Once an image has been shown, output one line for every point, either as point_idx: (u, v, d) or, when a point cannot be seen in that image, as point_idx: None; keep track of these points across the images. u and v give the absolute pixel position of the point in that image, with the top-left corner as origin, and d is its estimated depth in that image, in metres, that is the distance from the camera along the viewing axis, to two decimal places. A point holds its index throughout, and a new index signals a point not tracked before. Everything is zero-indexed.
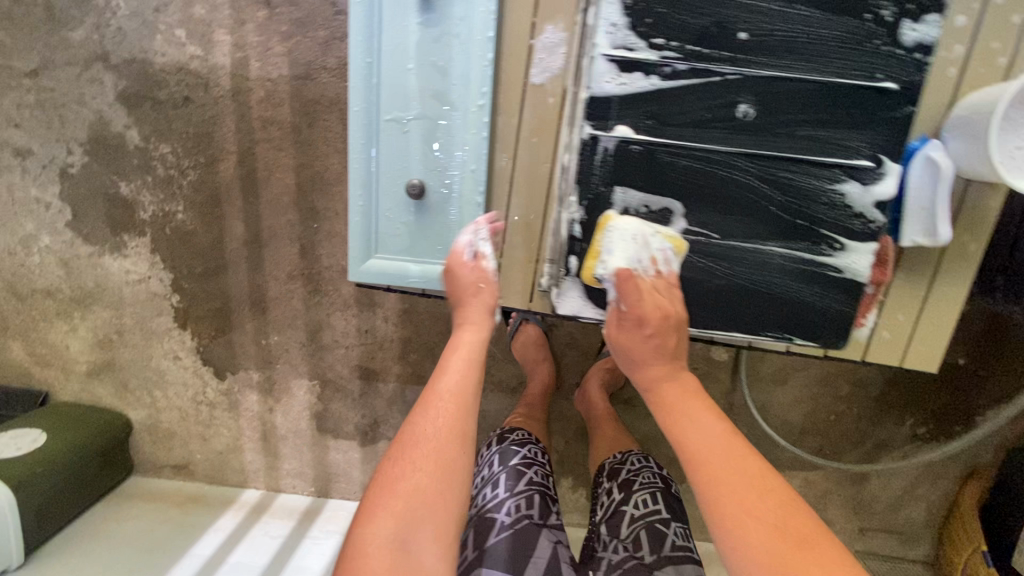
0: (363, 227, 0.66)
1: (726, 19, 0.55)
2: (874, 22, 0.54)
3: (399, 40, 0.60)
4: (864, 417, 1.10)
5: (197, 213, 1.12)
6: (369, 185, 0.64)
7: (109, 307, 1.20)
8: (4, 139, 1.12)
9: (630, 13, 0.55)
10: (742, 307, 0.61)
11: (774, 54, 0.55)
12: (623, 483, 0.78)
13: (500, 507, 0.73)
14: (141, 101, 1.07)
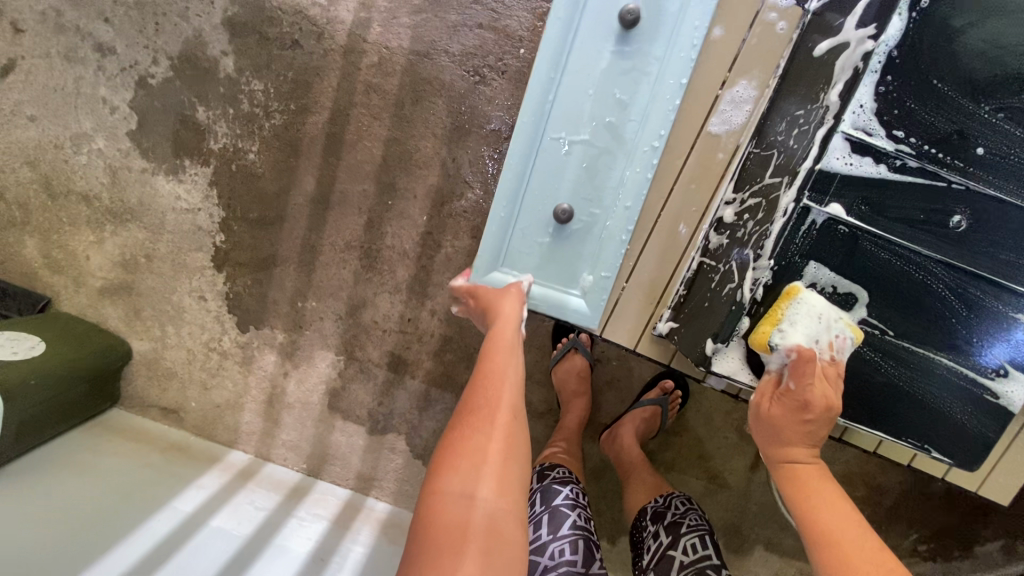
0: (496, 238, 0.67)
1: (969, 130, 0.48)
2: None
3: (587, 63, 0.61)
4: (874, 522, 1.11)
5: (270, 158, 1.08)
6: (515, 197, 0.65)
7: (145, 229, 1.13)
8: (88, 31, 1.06)
9: (881, 100, 0.48)
10: (887, 411, 0.56)
11: (1006, 176, 0.49)
12: (669, 528, 0.77)
13: (542, 549, 0.71)
14: (248, 32, 1.03)
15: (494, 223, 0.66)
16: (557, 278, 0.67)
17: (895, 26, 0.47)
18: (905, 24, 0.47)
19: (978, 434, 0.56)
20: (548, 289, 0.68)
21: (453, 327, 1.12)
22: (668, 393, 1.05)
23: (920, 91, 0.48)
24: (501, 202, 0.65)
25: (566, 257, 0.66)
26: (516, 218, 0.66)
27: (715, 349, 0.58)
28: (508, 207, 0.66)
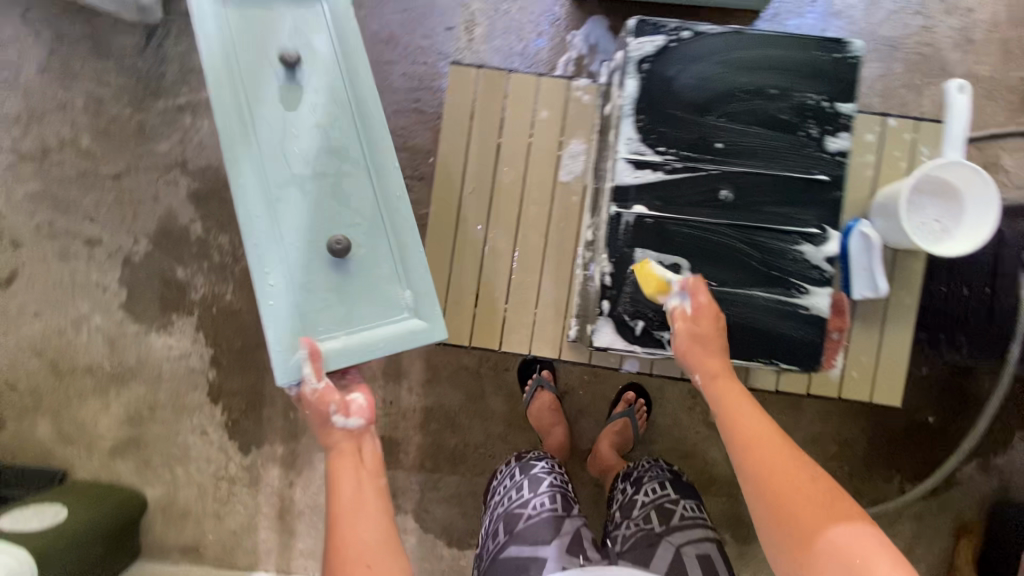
0: (290, 319, 0.80)
1: (707, 134, 0.67)
2: (805, 136, 0.67)
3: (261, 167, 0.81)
4: (855, 475, 1.19)
5: (245, 295, 1.26)
6: (290, 284, 0.80)
7: (145, 383, 1.27)
8: (78, 231, 1.27)
9: (641, 131, 0.68)
10: (738, 342, 0.70)
11: (744, 157, 0.67)
12: (635, 480, 0.97)
13: (526, 504, 0.88)
14: (210, 199, 1.25)
15: (282, 311, 0.79)
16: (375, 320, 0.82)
17: (630, 85, 0.67)
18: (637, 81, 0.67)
19: (811, 344, 0.70)
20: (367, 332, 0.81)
21: (431, 398, 1.24)
22: (632, 404, 1.17)
23: (661, 118, 0.68)
24: (269, 299, 0.79)
25: (367, 290, 0.82)
26: (300, 297, 0.80)
27: (595, 323, 0.70)
28: (292, 296, 0.80)
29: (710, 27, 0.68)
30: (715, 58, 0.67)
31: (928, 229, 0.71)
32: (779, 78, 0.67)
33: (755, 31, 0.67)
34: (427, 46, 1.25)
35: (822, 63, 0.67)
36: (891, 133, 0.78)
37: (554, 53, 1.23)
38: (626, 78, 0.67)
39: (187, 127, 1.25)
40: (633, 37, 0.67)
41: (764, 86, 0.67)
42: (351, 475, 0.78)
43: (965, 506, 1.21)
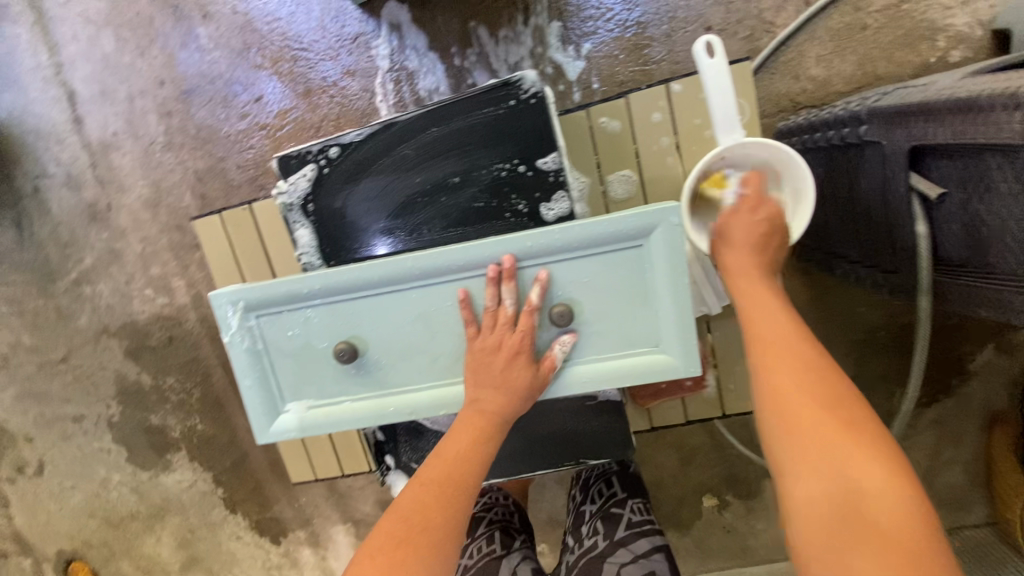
0: (282, 303, 0.58)
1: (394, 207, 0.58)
2: (506, 171, 0.55)
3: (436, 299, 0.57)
4: None
5: (211, 420, 1.34)
6: (320, 300, 0.58)
7: (178, 513, 1.43)
8: (64, 412, 1.40)
9: (314, 238, 0.59)
10: (535, 449, 0.72)
11: (442, 219, 0.58)
12: (584, 486, 0.94)
13: (465, 553, 0.88)
14: (142, 351, 1.31)
15: (281, 292, 0.57)
16: (282, 385, 0.61)
17: (303, 233, 0.58)
18: (309, 225, 0.58)
19: (616, 430, 0.70)
20: (278, 386, 0.61)
21: None
22: None
23: (352, 256, 0.59)
24: (311, 284, 0.57)
25: (317, 373, 0.61)
26: (317, 312, 0.58)
27: (392, 478, 0.76)
28: (346, 303, 0.58)
29: (357, 130, 0.57)
30: (378, 167, 0.57)
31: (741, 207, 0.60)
32: (458, 158, 0.56)
33: (410, 115, 0.57)
34: (246, 128, 1.16)
35: (511, 119, 0.54)
36: (680, 99, 0.60)
37: (366, 79, 1.10)
38: (294, 226, 0.58)
39: (91, 295, 1.29)
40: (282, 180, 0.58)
41: (444, 176, 0.56)
42: (472, 429, 0.54)
43: (994, 395, 1.04)
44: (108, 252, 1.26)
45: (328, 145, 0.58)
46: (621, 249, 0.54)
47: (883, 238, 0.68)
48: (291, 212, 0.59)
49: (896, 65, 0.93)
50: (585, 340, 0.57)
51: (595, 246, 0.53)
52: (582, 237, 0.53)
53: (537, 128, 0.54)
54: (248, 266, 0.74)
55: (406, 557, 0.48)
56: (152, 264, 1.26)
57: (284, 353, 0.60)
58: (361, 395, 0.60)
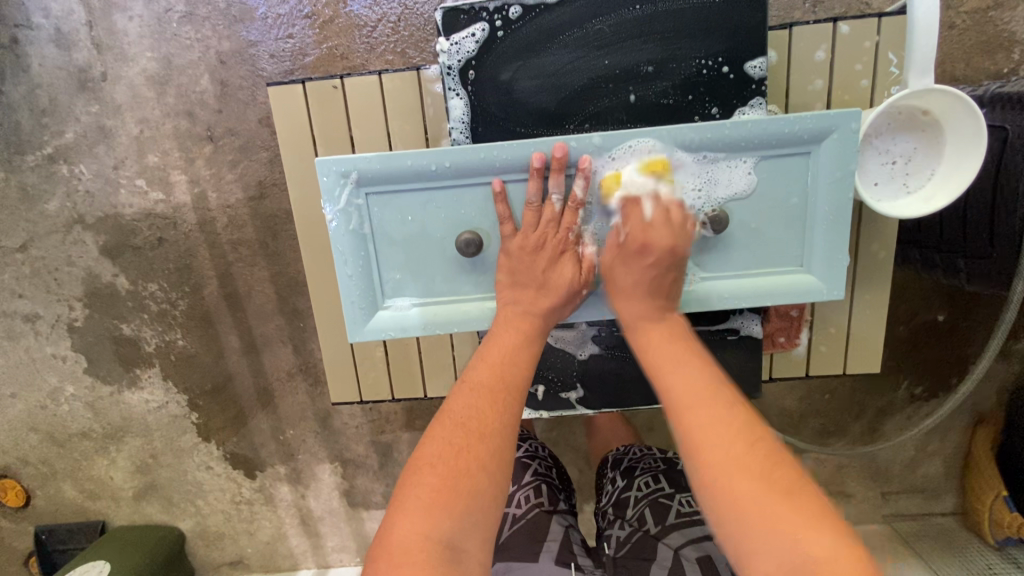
0: (406, 183, 0.55)
1: (573, 89, 0.57)
2: (700, 68, 0.56)
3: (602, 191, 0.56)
4: (858, 388, 1.13)
5: (194, 337, 1.21)
6: (452, 182, 0.55)
7: (139, 436, 1.30)
8: (13, 309, 1.22)
9: (473, 111, 0.58)
10: (653, 377, 0.67)
11: (618, 108, 0.58)
12: (625, 471, 0.82)
13: (511, 501, 0.78)
14: (122, 250, 1.16)
15: (407, 169, 0.54)
16: (385, 277, 0.58)
17: (458, 103, 0.58)
18: (464, 96, 0.58)
19: (751, 367, 0.65)
20: (382, 276, 0.58)
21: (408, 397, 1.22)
22: None
23: (509, 137, 0.58)
24: (445, 162, 0.54)
25: (430, 268, 0.58)
26: (444, 196, 0.56)
27: None
28: (481, 189, 0.56)
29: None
30: (563, 41, 0.57)
31: (912, 125, 0.55)
32: (656, 46, 0.56)
33: None
34: (286, 13, 1.03)
35: (723, 11, 0.55)
36: (845, 42, 0.60)
37: None
38: (449, 93, 0.58)
39: (68, 178, 1.12)
40: (446, 36, 0.56)
41: (637, 63, 0.57)
42: (520, 332, 0.53)
43: (984, 397, 1.13)
44: (97, 130, 1.09)
45: (507, 4, 0.56)
46: (784, 157, 0.55)
47: (979, 221, 0.69)
48: (448, 77, 0.58)
49: (973, 69, 0.94)
50: (735, 255, 0.58)
51: (763, 151, 0.55)
52: (755, 138, 0.54)
53: (747, 25, 0.55)
54: (328, 147, 0.66)
55: (473, 472, 0.44)
56: (149, 152, 1.10)
57: (394, 240, 0.57)
58: (480, 291, 0.59)
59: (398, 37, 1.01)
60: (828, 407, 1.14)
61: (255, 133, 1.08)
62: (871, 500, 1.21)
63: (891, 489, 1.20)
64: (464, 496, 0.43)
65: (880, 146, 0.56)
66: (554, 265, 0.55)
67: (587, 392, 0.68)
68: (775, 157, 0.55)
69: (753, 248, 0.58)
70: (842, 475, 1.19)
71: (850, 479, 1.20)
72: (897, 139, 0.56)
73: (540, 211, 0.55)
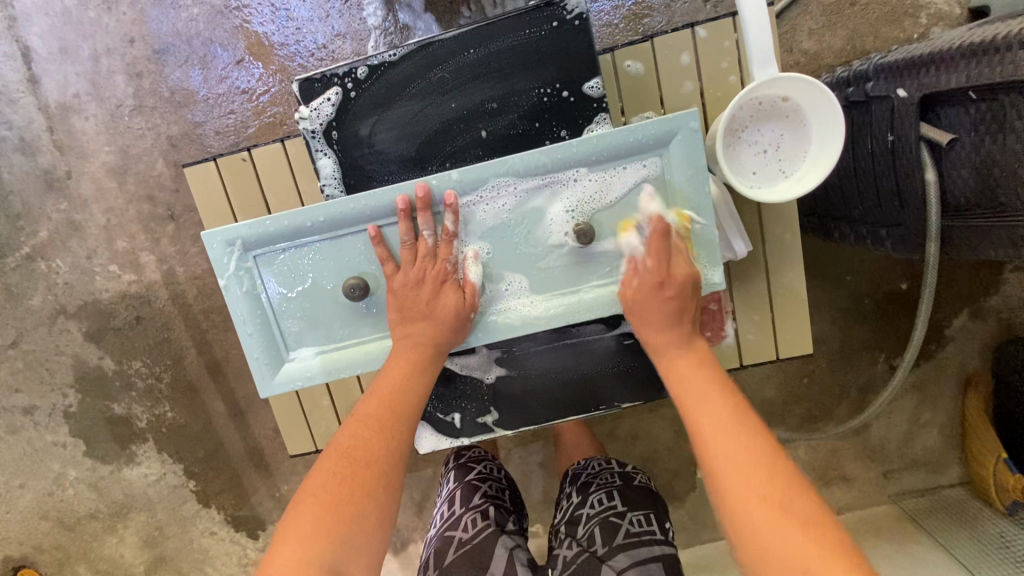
0: (286, 241, 0.58)
1: (429, 134, 0.61)
2: (540, 97, 0.59)
3: (468, 221, 0.59)
4: (834, 368, 1.11)
5: (181, 406, 1.25)
6: (330, 234, 0.58)
7: (143, 510, 1.33)
8: (12, 403, 1.28)
9: (342, 168, 0.62)
10: (578, 386, 0.69)
11: (472, 144, 0.61)
12: (580, 487, 0.85)
13: (457, 524, 0.81)
14: (104, 333, 1.21)
15: (284, 228, 0.57)
16: (286, 330, 0.61)
17: (326, 162, 0.62)
18: (331, 154, 0.62)
19: (652, 370, 0.67)
20: (282, 331, 0.61)
21: None
22: None
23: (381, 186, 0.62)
24: (317, 217, 0.57)
25: (326, 316, 0.61)
26: (324, 249, 0.59)
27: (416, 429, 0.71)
28: (358, 236, 0.59)
29: (390, 53, 0.60)
30: (410, 92, 0.60)
31: (774, 113, 0.57)
32: (495, 83, 0.60)
33: (446, 36, 0.60)
34: (225, 92, 1.10)
35: (552, 41, 0.58)
36: (706, 44, 0.63)
37: (357, 43, 1.06)
38: (317, 154, 0.61)
39: (47, 273, 1.19)
40: (305, 103, 0.60)
41: (482, 101, 0.60)
42: (411, 362, 0.57)
43: (966, 358, 1.10)
44: (68, 225, 1.16)
45: (355, 66, 0.60)
46: (636, 163, 0.57)
47: (888, 190, 0.70)
48: (313, 140, 0.61)
49: (881, 41, 0.96)
50: (610, 262, 0.60)
51: (615, 161, 0.57)
52: (604, 151, 0.57)
53: (577, 51, 0.58)
54: (243, 213, 0.70)
55: (356, 498, 0.51)
56: (118, 238, 1.17)
57: (288, 296, 0.60)
58: (375, 331, 0.61)
59: None
60: (807, 391, 1.13)
61: None
62: (874, 482, 1.16)
63: (892, 467, 1.16)
64: (346, 520, 0.50)
65: (749, 139, 0.58)
66: (435, 299, 0.58)
67: (503, 414, 0.69)
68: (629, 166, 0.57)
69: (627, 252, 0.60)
70: (838, 459, 1.16)
71: (847, 463, 1.17)
72: (765, 129, 0.57)
73: (415, 248, 0.58)
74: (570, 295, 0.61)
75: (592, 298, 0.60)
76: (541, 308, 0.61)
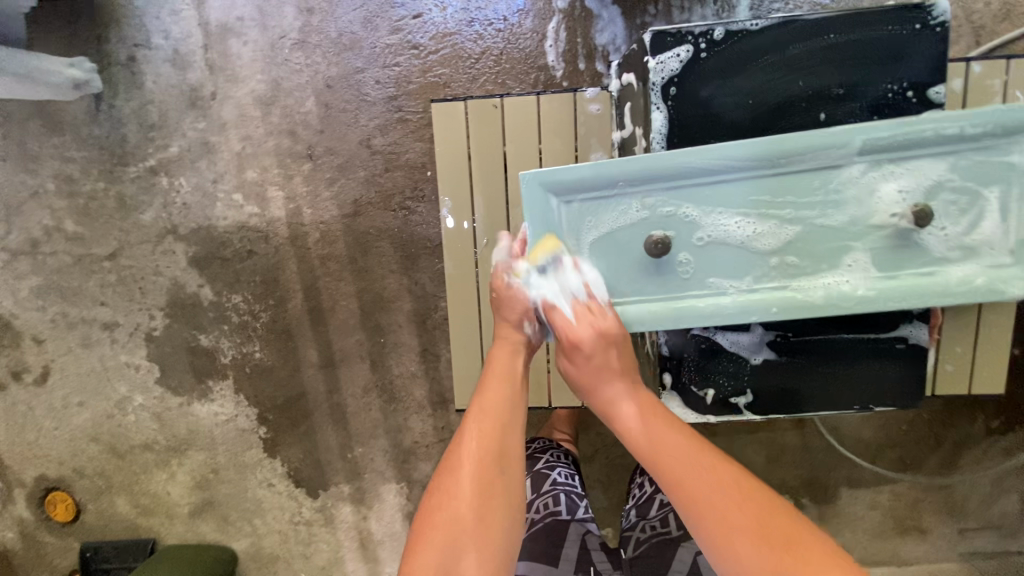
0: (607, 191, 0.64)
1: (768, 108, 0.64)
2: (884, 93, 0.63)
3: (803, 183, 0.63)
4: (935, 421, 1.14)
5: (272, 350, 1.22)
6: (666, 183, 0.63)
7: (203, 449, 1.28)
8: (93, 317, 1.24)
9: (671, 126, 0.64)
10: (837, 381, 0.69)
11: (807, 123, 0.64)
12: (653, 477, 0.89)
13: (529, 507, 0.83)
14: (211, 261, 1.18)
15: (609, 177, 0.63)
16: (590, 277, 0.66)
17: (658, 117, 0.64)
18: (664, 109, 0.64)
19: (914, 376, 0.69)
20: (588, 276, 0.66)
21: None
22: None
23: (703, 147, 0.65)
24: (644, 171, 0.63)
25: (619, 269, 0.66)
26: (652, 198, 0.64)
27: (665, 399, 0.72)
28: (693, 186, 0.63)
29: (750, 22, 0.63)
30: (759, 64, 0.63)
31: None
32: (848, 70, 0.62)
33: (810, 15, 0.62)
34: (394, 44, 1.09)
35: (911, 42, 0.62)
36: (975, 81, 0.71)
37: (538, 21, 1.07)
38: (653, 107, 0.64)
39: (166, 190, 1.16)
40: (654, 56, 0.63)
41: (829, 85, 0.63)
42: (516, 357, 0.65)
43: None
44: (201, 146, 1.14)
45: (713, 28, 0.63)
46: (977, 153, 0.61)
47: None
48: (652, 92, 0.64)
49: None
50: (932, 244, 0.63)
51: (960, 146, 0.61)
52: (959, 136, 0.60)
53: (931, 57, 0.62)
54: (479, 160, 0.77)
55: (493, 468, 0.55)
56: (248, 168, 1.14)
57: (601, 245, 0.65)
58: (675, 287, 0.65)
59: (501, 69, 1.07)
60: (905, 439, 1.15)
61: (354, 154, 1.12)
62: (948, 538, 1.18)
63: (968, 526, 1.17)
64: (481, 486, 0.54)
65: None
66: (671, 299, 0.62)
67: (759, 397, 0.70)
68: (967, 155, 0.61)
69: (957, 241, 0.63)
70: (918, 509, 1.17)
71: (926, 514, 1.18)
72: None
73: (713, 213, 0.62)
74: (892, 273, 0.63)
75: (909, 277, 0.63)
76: (861, 281, 0.63)
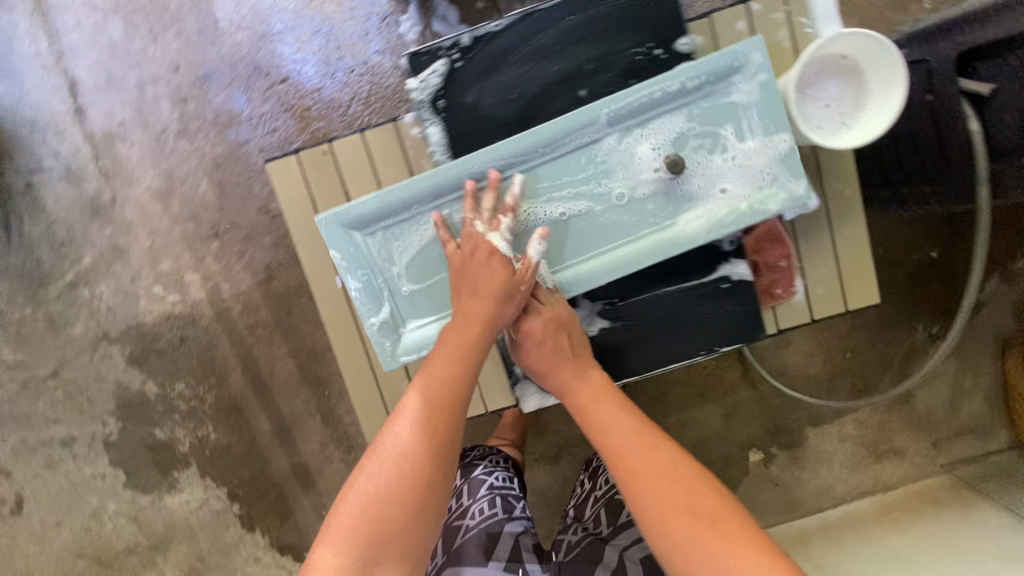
0: (396, 215, 0.70)
1: (529, 98, 0.71)
2: (633, 57, 0.69)
3: (563, 164, 0.67)
4: (875, 341, 1.14)
5: (226, 427, 1.23)
6: (438, 198, 0.69)
7: (185, 540, 1.29)
8: (50, 437, 1.26)
9: (448, 134, 0.72)
10: (670, 335, 0.73)
11: (566, 103, 0.70)
12: (592, 473, 0.91)
13: (466, 513, 0.85)
14: (147, 356, 1.21)
15: (394, 203, 0.69)
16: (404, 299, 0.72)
17: (434, 130, 0.72)
18: (438, 122, 0.72)
19: (747, 312, 0.71)
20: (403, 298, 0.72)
21: None
22: None
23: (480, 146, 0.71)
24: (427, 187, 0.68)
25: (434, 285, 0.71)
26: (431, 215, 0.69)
27: None
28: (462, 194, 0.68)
29: (493, 25, 0.71)
30: (511, 60, 0.71)
31: (839, 77, 0.64)
32: (589, 47, 0.69)
33: (544, 7, 0.70)
34: (268, 110, 1.14)
35: (643, 10, 0.68)
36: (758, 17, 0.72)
37: (396, 57, 1.11)
38: (426, 121, 0.72)
39: (89, 299, 1.19)
40: (416, 75, 0.71)
41: (579, 63, 0.70)
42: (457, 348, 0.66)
43: (1001, 321, 1.13)
44: (112, 250, 1.18)
45: (459, 39, 0.71)
46: (710, 95, 0.64)
47: None
48: (423, 108, 0.72)
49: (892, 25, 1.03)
50: (696, 188, 0.66)
51: (690, 95, 0.65)
52: (684, 88, 0.64)
53: (665, 15, 0.68)
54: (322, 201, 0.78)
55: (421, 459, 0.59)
56: (162, 259, 1.18)
57: (408, 267, 0.71)
58: None
59: (372, 110, 1.11)
60: (852, 365, 1.15)
61: (256, 222, 1.16)
62: (926, 453, 1.16)
63: (941, 437, 1.16)
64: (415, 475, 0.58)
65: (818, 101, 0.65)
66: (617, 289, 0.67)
67: (606, 366, 0.74)
68: (700, 99, 0.65)
69: (718, 176, 0.65)
70: (887, 431, 1.16)
71: (897, 433, 1.17)
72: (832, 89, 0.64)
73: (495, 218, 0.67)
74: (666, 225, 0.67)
75: (684, 223, 0.66)
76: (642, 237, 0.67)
